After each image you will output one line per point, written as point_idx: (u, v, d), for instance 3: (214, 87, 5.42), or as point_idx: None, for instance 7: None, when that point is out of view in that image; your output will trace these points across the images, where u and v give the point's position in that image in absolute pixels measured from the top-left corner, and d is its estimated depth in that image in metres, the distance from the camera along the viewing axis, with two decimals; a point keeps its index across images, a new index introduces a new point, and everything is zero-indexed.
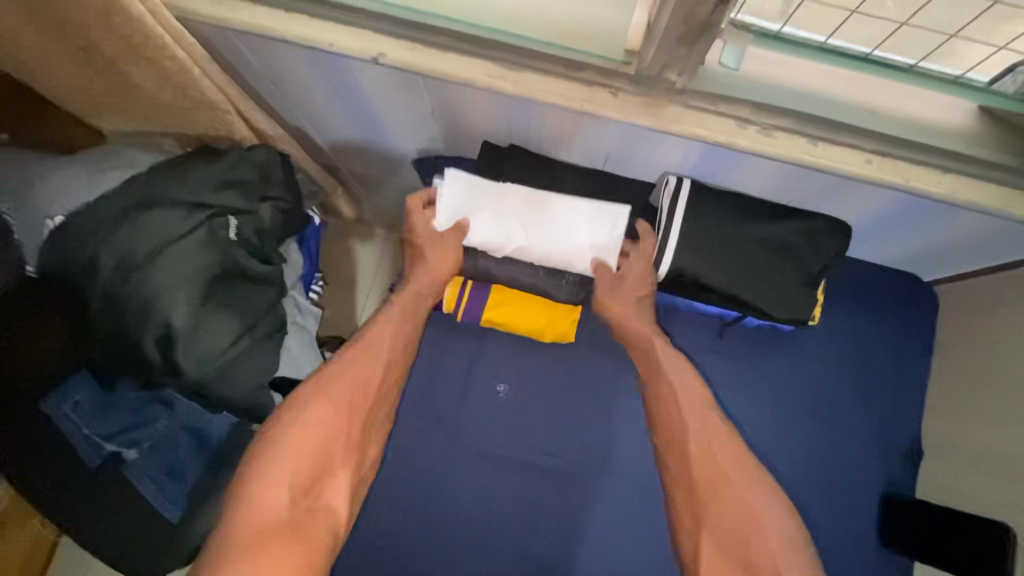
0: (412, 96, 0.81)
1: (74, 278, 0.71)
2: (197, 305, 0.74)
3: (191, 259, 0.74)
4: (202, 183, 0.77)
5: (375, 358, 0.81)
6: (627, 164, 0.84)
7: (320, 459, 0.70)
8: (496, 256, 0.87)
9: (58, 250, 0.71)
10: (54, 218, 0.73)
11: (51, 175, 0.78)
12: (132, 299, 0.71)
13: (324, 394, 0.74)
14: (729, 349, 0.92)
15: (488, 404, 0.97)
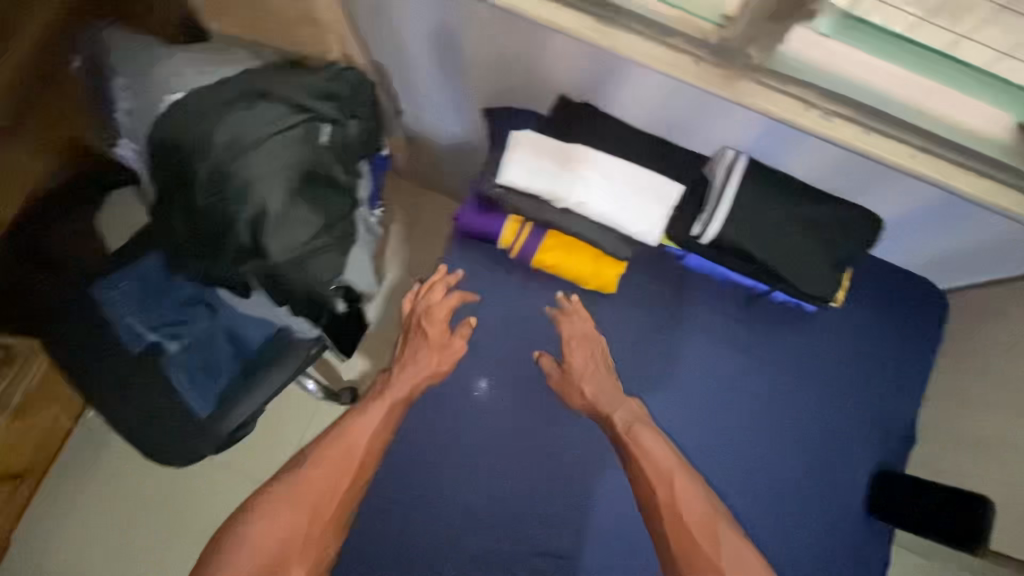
0: (506, 41, 0.88)
1: (183, 155, 0.78)
2: (290, 194, 0.80)
3: (290, 152, 0.80)
4: (305, 89, 0.84)
5: (346, 450, 0.89)
6: (690, 133, 0.91)
7: (278, 561, 0.79)
8: (554, 207, 0.91)
9: (175, 122, 0.78)
10: (172, 93, 0.80)
11: (161, 53, 0.82)
12: (235, 179, 0.77)
13: (288, 492, 0.84)
14: (755, 321, 0.99)
15: (517, 354, 1.01)
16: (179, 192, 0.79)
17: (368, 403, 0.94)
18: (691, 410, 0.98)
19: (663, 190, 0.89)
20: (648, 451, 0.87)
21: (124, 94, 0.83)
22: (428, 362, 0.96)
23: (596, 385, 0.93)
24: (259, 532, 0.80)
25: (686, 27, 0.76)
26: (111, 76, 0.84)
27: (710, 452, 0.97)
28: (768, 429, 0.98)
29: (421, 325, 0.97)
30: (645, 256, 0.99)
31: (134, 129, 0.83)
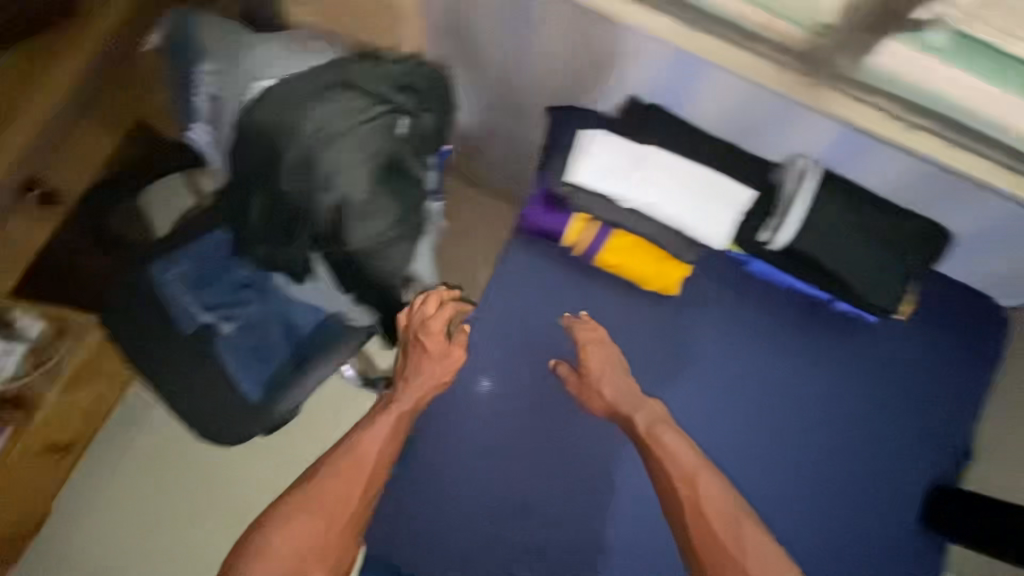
0: (582, 41, 0.89)
1: (270, 140, 0.79)
2: (372, 185, 0.82)
3: (373, 143, 0.82)
4: (385, 81, 0.86)
5: (355, 461, 0.91)
6: (761, 140, 0.91)
7: (296, 566, 0.83)
8: (622, 207, 0.91)
9: (264, 108, 0.78)
10: (262, 82, 0.82)
11: (249, 41, 0.85)
12: (322, 167, 0.79)
13: (302, 503, 0.87)
14: (815, 332, 0.98)
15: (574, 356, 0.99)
16: (263, 176, 0.81)
17: (375, 417, 0.94)
18: (747, 416, 0.98)
19: (732, 194, 0.89)
20: (669, 451, 0.87)
21: (215, 80, 0.87)
22: (432, 374, 0.95)
23: (613, 387, 0.92)
24: (278, 540, 0.84)
25: (772, 32, 0.75)
26: (198, 65, 0.87)
27: (765, 459, 0.97)
28: (825, 440, 0.97)
29: (416, 338, 0.95)
30: (707, 261, 0.99)
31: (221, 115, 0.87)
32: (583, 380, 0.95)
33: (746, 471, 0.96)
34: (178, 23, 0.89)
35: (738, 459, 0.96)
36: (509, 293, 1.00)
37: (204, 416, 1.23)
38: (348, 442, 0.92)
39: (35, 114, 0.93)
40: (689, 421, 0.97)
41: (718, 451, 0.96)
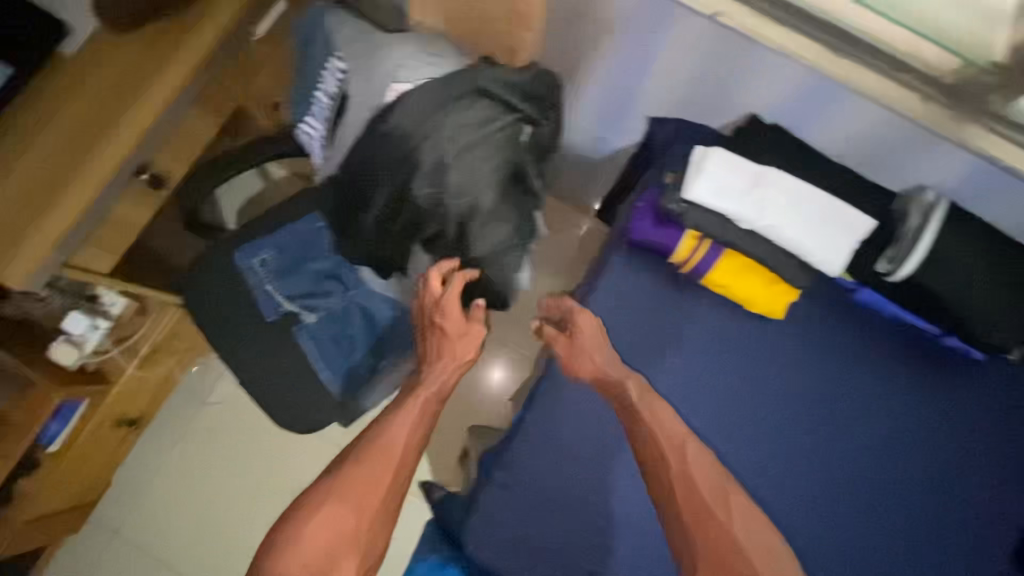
0: (711, 60, 0.88)
1: (407, 144, 0.80)
2: (500, 194, 0.84)
3: (503, 153, 0.83)
4: (515, 88, 0.85)
5: (388, 445, 0.91)
6: (885, 168, 0.91)
7: (329, 551, 0.82)
8: (739, 227, 0.90)
9: (404, 113, 0.79)
10: (401, 83, 0.82)
11: (385, 41, 0.85)
12: (456, 175, 0.80)
13: (333, 487, 0.87)
14: (918, 365, 0.97)
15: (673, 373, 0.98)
16: (395, 178, 0.81)
17: (401, 407, 0.96)
18: (845, 445, 0.97)
19: (855, 222, 0.87)
20: (660, 423, 0.81)
21: (341, 78, 0.88)
22: (453, 355, 1.00)
23: (595, 355, 0.88)
24: (311, 525, 0.83)
25: (904, 44, 0.74)
26: (333, 61, 0.88)
27: (860, 492, 0.96)
28: (925, 477, 0.96)
29: (435, 322, 1.01)
30: (814, 287, 0.98)
31: (351, 113, 0.86)
32: (570, 343, 0.90)
33: (841, 502, 0.95)
34: (315, 19, 0.91)
35: (832, 488, 0.95)
36: (611, 305, 0.99)
37: (280, 404, 1.25)
38: (378, 427, 0.93)
39: (156, 100, 0.97)
40: (785, 447, 0.97)
41: (809, 476, 0.96)
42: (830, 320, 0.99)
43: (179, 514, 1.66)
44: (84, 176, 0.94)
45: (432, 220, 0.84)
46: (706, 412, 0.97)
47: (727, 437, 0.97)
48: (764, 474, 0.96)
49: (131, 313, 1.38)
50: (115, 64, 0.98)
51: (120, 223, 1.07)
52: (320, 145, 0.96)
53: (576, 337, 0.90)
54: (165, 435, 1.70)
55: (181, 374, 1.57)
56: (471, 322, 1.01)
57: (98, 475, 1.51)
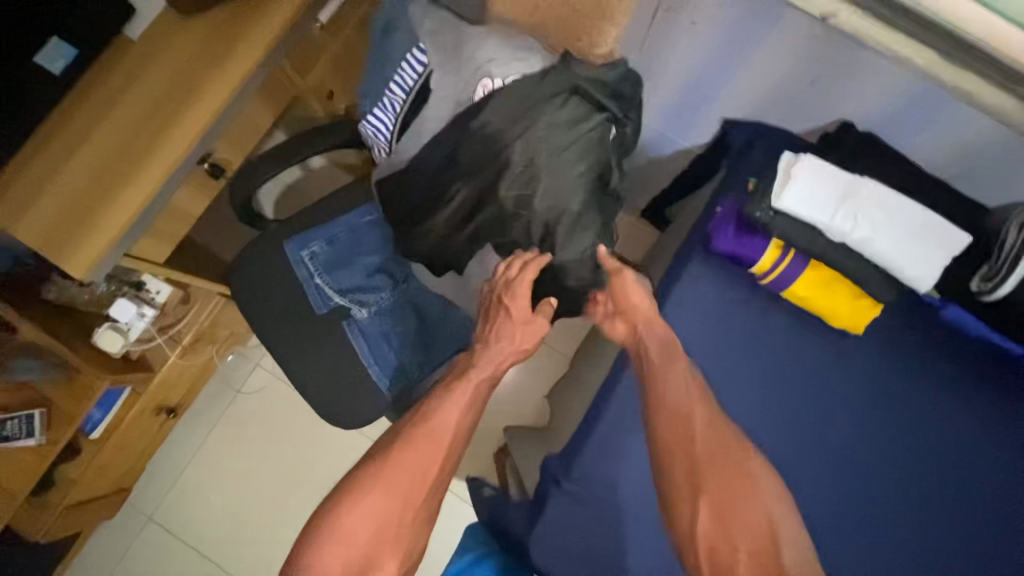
0: (805, 62, 0.85)
1: (498, 143, 0.81)
2: (585, 199, 0.83)
3: (590, 155, 0.82)
4: (602, 85, 0.81)
5: (436, 431, 0.87)
6: (984, 180, 0.87)
7: (372, 543, 0.80)
8: (827, 239, 0.87)
9: (495, 114, 0.80)
10: (492, 79, 0.82)
11: (472, 35, 0.84)
12: (545, 177, 0.82)
13: (378, 477, 0.83)
14: (1005, 387, 0.93)
15: (747, 388, 0.95)
16: (482, 177, 0.84)
17: (452, 387, 0.91)
18: (928, 469, 0.93)
19: (949, 239, 0.84)
20: (676, 370, 0.81)
21: (422, 72, 0.87)
22: (512, 341, 0.93)
23: (645, 309, 0.88)
24: (353, 516, 0.80)
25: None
26: (415, 49, 0.87)
27: (937, 516, 0.92)
28: (1014, 507, 0.91)
29: (503, 304, 0.92)
30: (897, 301, 0.95)
31: (437, 109, 0.86)
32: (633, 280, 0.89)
33: (925, 528, 0.92)
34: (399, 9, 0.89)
35: (908, 511, 0.92)
36: (685, 315, 0.96)
37: (326, 402, 1.23)
38: (427, 410, 0.88)
39: (224, 87, 0.94)
40: (862, 466, 0.93)
41: (884, 497, 0.92)
42: (913, 337, 0.95)
43: (213, 502, 1.65)
44: (152, 163, 0.92)
45: (516, 219, 0.87)
46: (778, 426, 0.94)
47: (802, 453, 0.94)
48: (843, 497, 0.92)
49: (175, 301, 1.35)
50: (185, 51, 0.96)
51: (178, 210, 1.06)
52: (388, 139, 0.94)
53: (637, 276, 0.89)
54: (200, 424, 1.69)
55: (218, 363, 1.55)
56: (538, 313, 0.93)
57: (135, 461, 1.50)
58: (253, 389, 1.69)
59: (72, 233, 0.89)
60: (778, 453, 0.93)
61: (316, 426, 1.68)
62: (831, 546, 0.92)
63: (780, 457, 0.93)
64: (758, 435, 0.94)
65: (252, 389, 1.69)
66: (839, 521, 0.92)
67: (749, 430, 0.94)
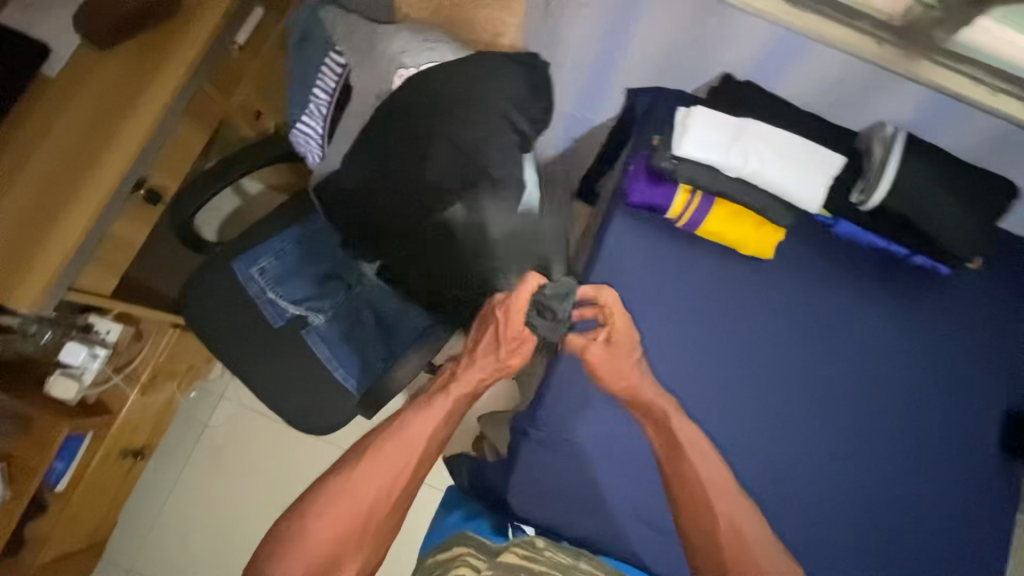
0: (681, 26, 0.96)
1: (411, 125, 0.87)
2: (498, 175, 0.87)
3: (499, 136, 0.86)
4: (506, 74, 0.87)
5: (410, 445, 0.92)
6: (847, 110, 1.00)
7: (337, 545, 0.86)
8: (726, 177, 0.98)
9: (407, 99, 0.86)
10: (406, 68, 0.89)
11: (385, 32, 0.91)
12: (457, 155, 0.86)
13: (349, 481, 0.89)
14: (896, 284, 1.07)
15: (682, 321, 1.04)
16: (399, 160, 0.89)
17: (431, 400, 0.97)
18: (847, 367, 1.04)
19: (826, 163, 0.97)
20: (693, 469, 0.90)
21: (341, 71, 0.95)
22: (497, 359, 0.97)
23: (622, 377, 0.95)
24: (322, 520, 0.87)
25: None
26: (335, 53, 0.94)
27: (863, 405, 1.04)
28: (923, 389, 1.05)
29: (497, 319, 0.94)
30: (797, 225, 1.07)
31: (359, 102, 0.92)
32: (610, 353, 0.95)
33: (852, 418, 1.03)
34: (315, 19, 0.97)
35: (838, 405, 1.03)
36: (617, 265, 1.05)
37: (293, 413, 1.25)
38: (404, 421, 0.94)
39: (152, 110, 0.97)
40: (793, 373, 1.04)
41: (816, 397, 1.04)
42: (815, 253, 1.07)
43: (194, 542, 1.62)
44: (90, 193, 0.94)
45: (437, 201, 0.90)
46: (715, 351, 1.04)
47: (739, 370, 1.04)
48: (782, 404, 1.03)
49: (127, 339, 1.34)
50: (108, 80, 0.99)
51: (120, 240, 1.07)
52: (320, 143, 1.00)
53: (613, 346, 0.96)
54: (169, 465, 1.66)
55: (179, 399, 1.55)
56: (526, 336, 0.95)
57: (107, 511, 1.47)
58: (219, 420, 1.68)
59: (13, 269, 0.90)
60: (719, 375, 1.03)
61: (290, 447, 1.68)
62: (778, 449, 1.02)
63: (719, 378, 1.03)
64: (699, 360, 1.03)
65: (218, 420, 1.68)
66: (779, 425, 1.03)
67: (690, 358, 1.03)
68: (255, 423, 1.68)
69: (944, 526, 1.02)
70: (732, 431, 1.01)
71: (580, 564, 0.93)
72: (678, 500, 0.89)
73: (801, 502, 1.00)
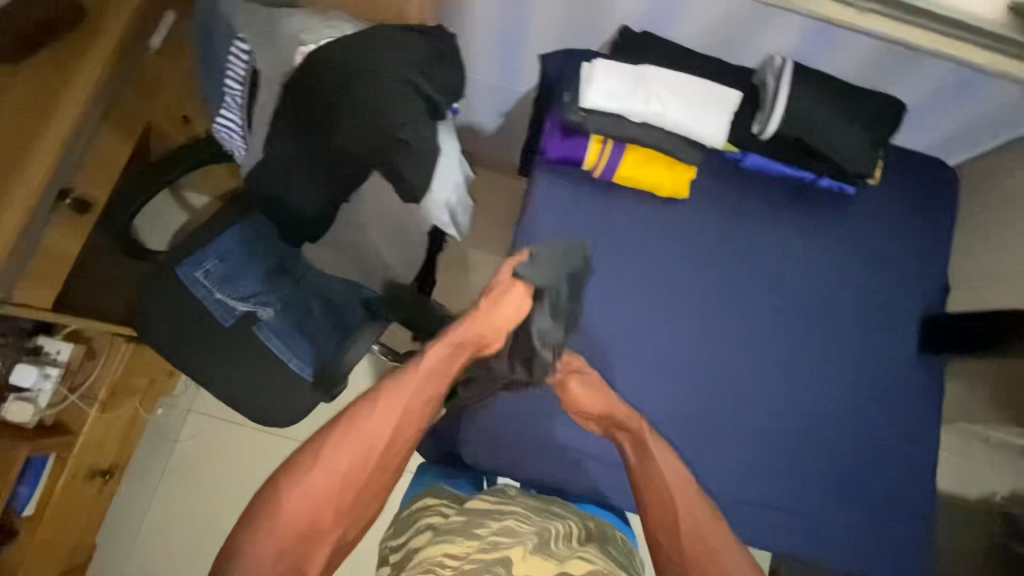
0: None
1: (320, 99, 0.90)
2: (410, 140, 0.89)
3: (406, 104, 0.89)
4: (406, 46, 0.91)
5: (387, 420, 0.85)
6: (739, 48, 1.06)
7: (310, 520, 0.79)
8: (633, 123, 1.03)
9: (313, 75, 0.89)
10: (305, 45, 0.92)
11: (285, 15, 0.95)
12: (367, 125, 0.89)
13: (321, 457, 0.81)
14: (808, 207, 1.14)
15: (613, 266, 1.09)
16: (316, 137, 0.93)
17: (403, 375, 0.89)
18: (771, 289, 1.11)
19: (724, 100, 1.02)
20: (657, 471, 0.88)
21: (247, 58, 0.96)
22: (483, 322, 0.89)
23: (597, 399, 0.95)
24: (292, 496, 0.79)
25: None
26: (240, 41, 0.96)
27: (788, 323, 1.10)
28: (843, 301, 1.12)
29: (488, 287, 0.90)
30: (708, 163, 1.13)
31: (268, 86, 0.94)
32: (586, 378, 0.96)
33: (780, 336, 1.10)
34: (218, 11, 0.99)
35: (765, 325, 1.10)
36: (545, 218, 1.09)
37: (251, 408, 1.27)
38: (377, 394, 0.87)
39: (69, 117, 0.99)
40: (722, 301, 1.10)
41: (746, 321, 1.10)
42: (730, 187, 1.13)
43: (178, 556, 1.62)
44: (9, 205, 0.94)
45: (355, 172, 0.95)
46: (646, 289, 1.09)
47: (671, 305, 1.09)
48: (714, 331, 1.09)
49: (80, 357, 1.34)
50: (21, 93, 1.00)
51: (53, 252, 1.08)
52: (242, 136, 1.02)
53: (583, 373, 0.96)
54: (144, 482, 1.65)
55: (144, 415, 1.55)
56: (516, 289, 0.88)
57: (84, 531, 1.48)
58: (190, 432, 1.69)
59: None
60: (653, 311, 1.09)
61: (264, 448, 1.70)
62: (715, 372, 1.08)
63: (653, 314, 1.09)
64: (632, 300, 1.09)
65: (189, 431, 1.69)
66: (714, 351, 1.09)
67: (624, 299, 1.08)
68: (226, 429, 1.69)
69: (875, 422, 1.10)
70: (669, 360, 1.07)
71: (549, 506, 0.98)
72: (645, 487, 0.89)
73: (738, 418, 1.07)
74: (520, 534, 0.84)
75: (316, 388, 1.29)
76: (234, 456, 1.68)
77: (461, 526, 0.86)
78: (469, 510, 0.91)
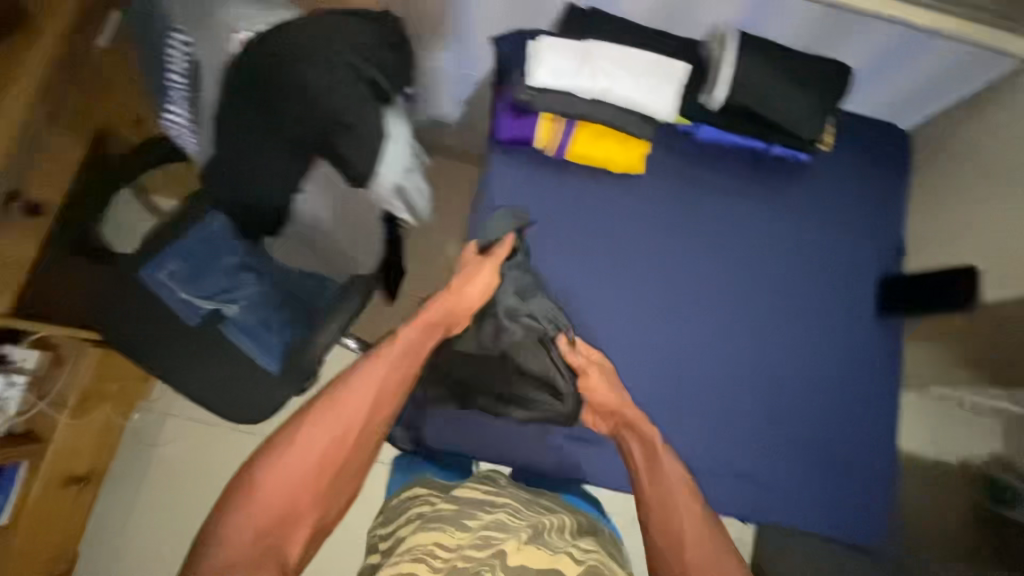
0: None
1: (263, 84, 0.89)
2: (357, 123, 0.89)
3: (351, 88, 0.89)
4: (347, 31, 0.91)
5: (359, 401, 0.86)
6: (684, 19, 1.06)
7: (287, 501, 0.77)
8: (582, 98, 1.03)
9: (254, 61, 0.88)
10: (239, 33, 0.93)
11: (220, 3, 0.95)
12: (315, 109, 0.89)
13: (296, 441, 0.81)
14: (762, 177, 1.14)
15: (571, 243, 1.09)
16: (265, 122, 0.90)
17: (371, 359, 0.89)
18: (729, 259, 1.12)
19: (669, 72, 1.02)
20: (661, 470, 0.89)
21: (187, 49, 0.95)
22: (455, 295, 0.94)
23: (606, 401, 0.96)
24: (268, 479, 0.78)
25: None
26: (175, 31, 0.95)
27: (748, 292, 1.11)
28: (801, 268, 1.13)
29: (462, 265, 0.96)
30: (661, 137, 1.13)
31: (209, 76, 0.95)
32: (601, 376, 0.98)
33: (740, 305, 1.11)
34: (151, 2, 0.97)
35: (725, 296, 1.11)
36: (500, 199, 1.09)
37: (221, 406, 1.25)
38: (347, 377, 0.88)
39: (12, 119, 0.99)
40: (681, 274, 1.10)
41: (706, 292, 1.10)
42: (684, 160, 1.14)
43: (161, 560, 1.60)
44: None
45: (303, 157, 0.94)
46: (606, 265, 1.09)
47: (631, 280, 1.09)
48: (674, 303, 1.10)
49: (46, 364, 1.34)
50: None
51: None
52: (189, 128, 1.01)
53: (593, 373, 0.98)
54: (123, 489, 1.64)
55: (120, 420, 1.55)
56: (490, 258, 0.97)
57: (63, 540, 1.48)
58: (167, 436, 1.67)
59: None
60: (613, 287, 1.09)
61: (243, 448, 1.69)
62: (677, 345, 1.09)
63: (614, 290, 1.09)
64: (592, 277, 1.09)
65: (166, 435, 1.67)
66: (675, 324, 1.09)
67: (584, 276, 1.09)
68: (204, 432, 1.68)
69: (836, 386, 1.11)
70: (631, 335, 1.08)
71: (540, 499, 0.97)
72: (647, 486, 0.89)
73: (700, 389, 1.08)
74: (513, 527, 0.83)
75: (287, 382, 1.27)
76: (213, 457, 1.67)
77: (452, 515, 0.86)
78: (458, 499, 0.91)
